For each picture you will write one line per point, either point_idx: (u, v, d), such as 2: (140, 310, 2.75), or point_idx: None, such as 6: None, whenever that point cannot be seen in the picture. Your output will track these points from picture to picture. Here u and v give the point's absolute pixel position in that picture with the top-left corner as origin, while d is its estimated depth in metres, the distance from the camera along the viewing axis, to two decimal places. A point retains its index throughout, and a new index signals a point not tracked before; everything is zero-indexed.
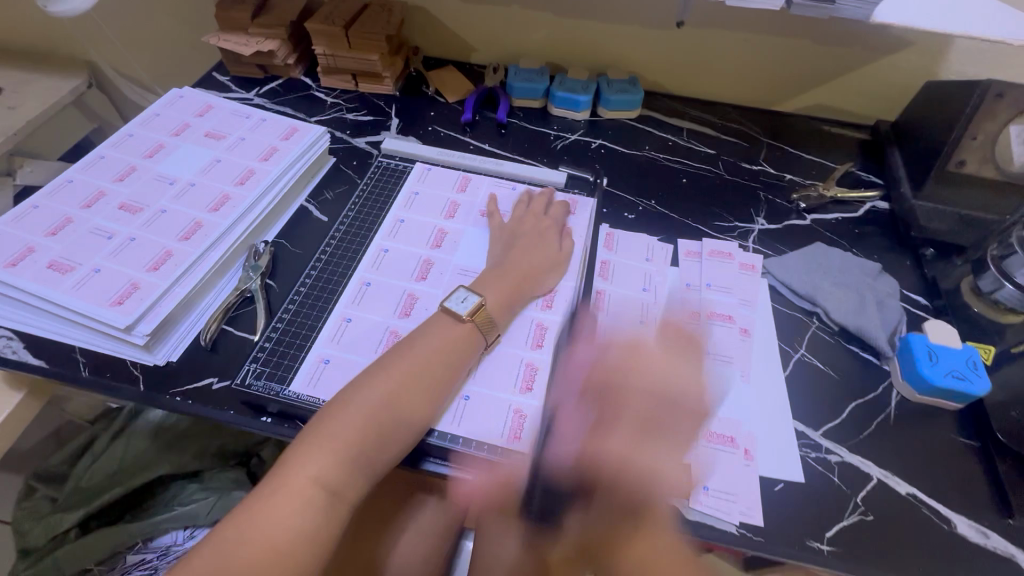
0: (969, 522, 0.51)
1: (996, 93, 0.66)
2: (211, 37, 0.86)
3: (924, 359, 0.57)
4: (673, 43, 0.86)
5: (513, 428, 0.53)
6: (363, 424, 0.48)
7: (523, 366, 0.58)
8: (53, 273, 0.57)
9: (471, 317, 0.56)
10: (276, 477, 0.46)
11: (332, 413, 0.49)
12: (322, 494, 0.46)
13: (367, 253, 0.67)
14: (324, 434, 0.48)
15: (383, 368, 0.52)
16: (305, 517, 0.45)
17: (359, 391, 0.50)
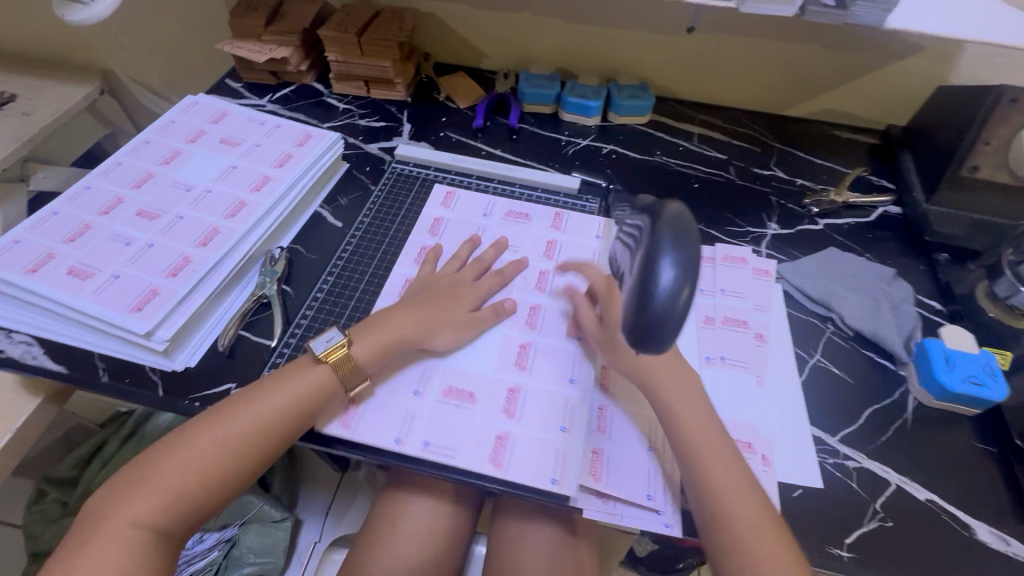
0: (990, 528, 0.51)
1: (1009, 99, 0.65)
2: (225, 44, 0.86)
3: (941, 365, 0.57)
4: (683, 49, 0.87)
5: (494, 454, 0.52)
6: (185, 471, 0.46)
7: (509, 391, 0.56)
8: (73, 279, 0.58)
9: (326, 356, 0.53)
10: (89, 525, 0.45)
11: (233, 408, 0.50)
12: (142, 501, 0.45)
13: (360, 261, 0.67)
14: (145, 480, 0.46)
15: (220, 410, 0.50)
16: (132, 514, 0.45)
17: (186, 437, 0.48)
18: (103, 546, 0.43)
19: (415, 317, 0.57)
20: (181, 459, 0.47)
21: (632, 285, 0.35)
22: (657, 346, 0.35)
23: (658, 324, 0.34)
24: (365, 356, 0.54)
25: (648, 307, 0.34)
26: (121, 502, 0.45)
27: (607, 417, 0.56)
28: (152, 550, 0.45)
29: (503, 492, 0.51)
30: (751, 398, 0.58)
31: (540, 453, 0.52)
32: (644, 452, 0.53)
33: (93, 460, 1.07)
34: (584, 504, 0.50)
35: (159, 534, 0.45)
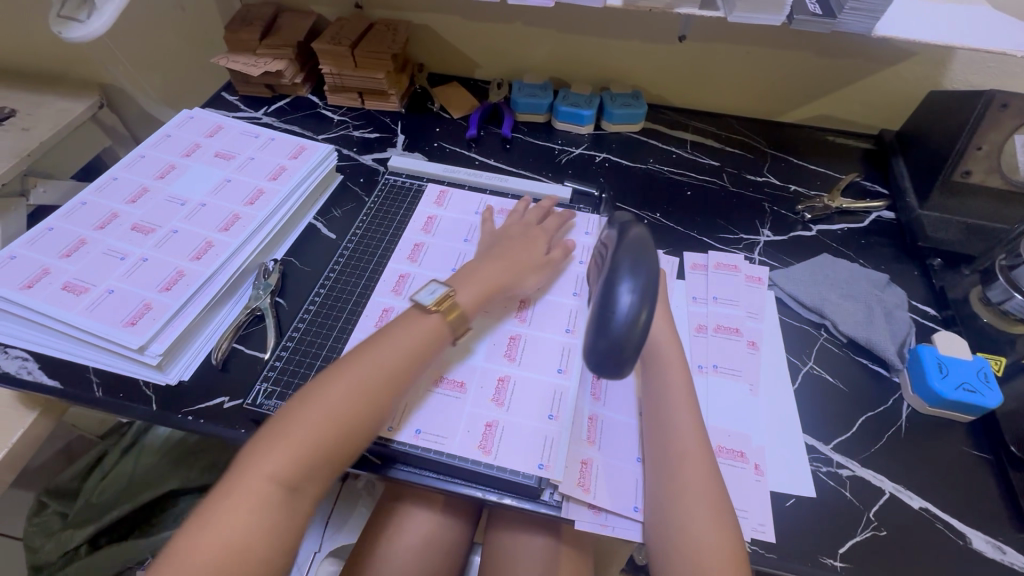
0: (985, 537, 0.50)
1: (999, 104, 0.66)
2: (221, 59, 0.87)
3: (935, 371, 0.57)
4: (675, 57, 0.87)
5: (482, 441, 0.52)
6: (322, 424, 0.47)
7: (496, 380, 0.56)
8: (68, 294, 0.58)
9: (433, 314, 0.55)
10: (230, 482, 0.44)
11: (355, 358, 0.51)
12: (282, 455, 0.45)
13: (356, 269, 0.68)
14: (283, 435, 0.46)
15: (345, 367, 0.51)
16: (271, 467, 0.44)
17: (318, 391, 0.49)
18: (244, 503, 0.43)
19: (502, 265, 0.61)
20: (316, 409, 0.47)
21: (596, 308, 0.40)
22: (615, 370, 0.39)
23: (618, 347, 0.38)
24: (470, 302, 0.57)
25: (609, 332, 0.38)
26: (263, 456, 0.45)
27: (598, 426, 0.55)
28: (287, 508, 0.44)
29: (495, 502, 0.52)
30: (744, 405, 0.58)
31: (529, 440, 0.52)
32: (635, 465, 0.53)
33: (93, 471, 1.07)
34: (575, 515, 0.50)
35: (295, 491, 0.45)
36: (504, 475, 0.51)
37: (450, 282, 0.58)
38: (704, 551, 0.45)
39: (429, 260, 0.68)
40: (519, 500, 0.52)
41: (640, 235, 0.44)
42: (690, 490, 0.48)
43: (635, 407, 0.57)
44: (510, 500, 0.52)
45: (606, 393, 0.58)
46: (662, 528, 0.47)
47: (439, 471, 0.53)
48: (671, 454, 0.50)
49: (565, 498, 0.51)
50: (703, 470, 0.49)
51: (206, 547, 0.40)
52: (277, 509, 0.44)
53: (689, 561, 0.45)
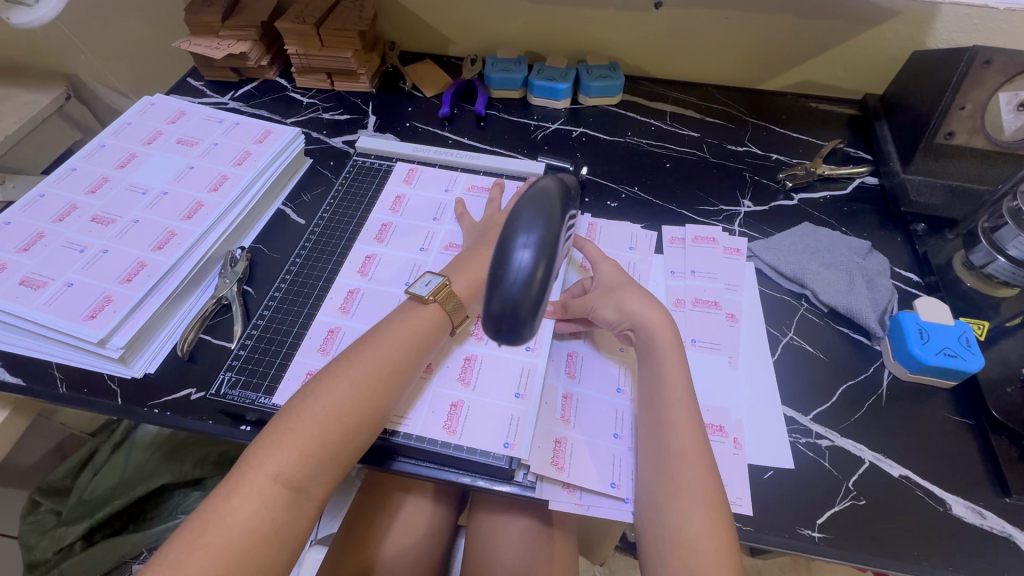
0: (965, 502, 0.50)
1: (983, 61, 0.63)
2: (182, 42, 0.84)
3: (915, 337, 0.56)
4: (652, 25, 0.84)
5: (447, 422, 0.52)
6: (326, 418, 0.46)
7: (463, 360, 0.56)
8: (26, 289, 0.57)
9: (435, 298, 0.54)
10: (232, 481, 0.43)
11: (357, 352, 0.50)
12: (285, 455, 0.44)
13: (335, 258, 0.65)
14: (287, 431, 0.45)
15: (347, 359, 0.50)
16: (274, 467, 0.43)
17: (322, 383, 0.48)
18: (246, 504, 0.42)
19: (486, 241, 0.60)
20: (320, 405, 0.46)
21: (491, 266, 0.38)
22: (512, 332, 0.37)
23: (514, 307, 0.36)
24: (465, 291, 0.56)
25: (505, 290, 0.36)
26: (265, 456, 0.44)
27: (572, 403, 0.54)
28: (291, 509, 0.43)
29: (469, 485, 0.51)
30: (723, 379, 0.57)
31: (495, 418, 0.52)
32: (612, 441, 0.52)
33: (84, 468, 1.07)
34: (549, 495, 0.50)
35: (299, 490, 0.44)
36: (475, 457, 0.50)
37: (445, 272, 0.58)
38: (701, 552, 0.43)
39: (398, 240, 0.67)
40: (493, 482, 0.51)
41: (548, 186, 0.41)
42: (686, 488, 0.45)
43: (610, 384, 0.56)
44: (483, 482, 0.51)
45: (580, 370, 0.57)
46: (652, 508, 0.46)
47: (414, 456, 0.52)
48: (666, 451, 0.47)
49: (539, 478, 0.50)
50: (698, 468, 0.46)
51: (206, 549, 0.39)
52: (281, 510, 0.43)
53: (684, 562, 0.43)
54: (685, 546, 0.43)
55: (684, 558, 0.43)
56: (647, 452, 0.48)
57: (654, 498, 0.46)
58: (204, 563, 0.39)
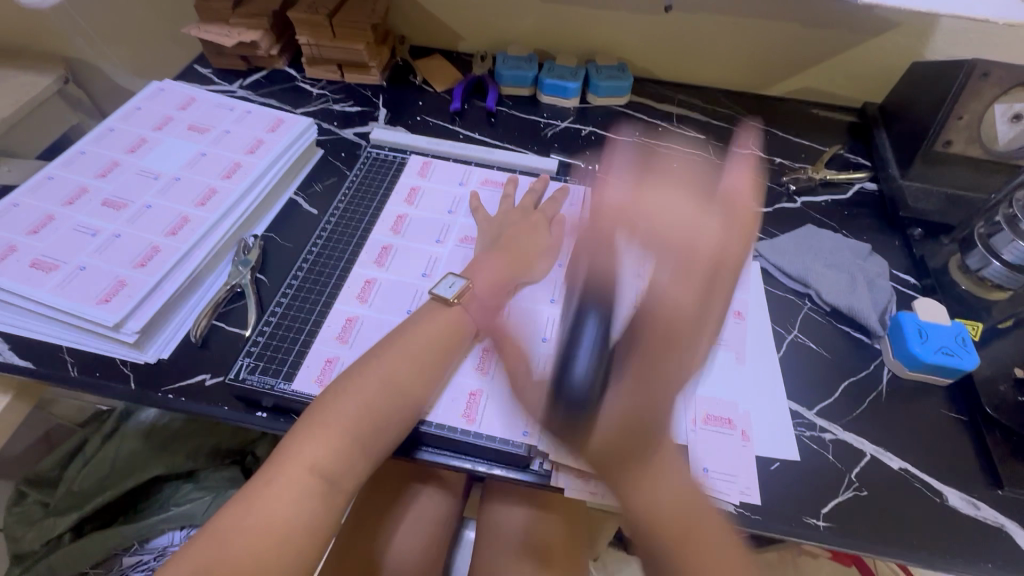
0: (960, 494, 0.52)
1: (981, 73, 0.66)
2: (192, 28, 0.84)
3: (914, 337, 0.58)
4: (660, 28, 0.86)
5: (467, 410, 0.53)
6: (359, 411, 0.48)
7: (480, 352, 0.58)
8: (36, 271, 0.56)
9: (459, 300, 0.57)
10: (270, 469, 0.45)
11: (382, 351, 0.52)
12: (320, 447, 0.45)
13: (352, 249, 0.66)
14: (323, 423, 0.47)
15: (376, 356, 0.52)
16: (311, 457, 0.45)
17: (354, 379, 0.50)
18: (284, 494, 0.43)
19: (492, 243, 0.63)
20: (349, 400, 0.48)
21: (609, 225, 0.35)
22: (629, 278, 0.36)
23: None
24: (485, 291, 0.59)
25: None
26: (299, 448, 0.45)
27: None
28: (327, 497, 0.45)
29: (484, 473, 0.52)
30: (731, 374, 0.59)
31: (514, 408, 0.54)
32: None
33: (73, 458, 1.05)
34: (565, 482, 0.51)
35: (333, 482, 0.45)
36: (495, 445, 0.52)
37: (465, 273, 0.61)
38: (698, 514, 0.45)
39: (414, 231, 0.67)
40: (510, 471, 0.52)
41: None
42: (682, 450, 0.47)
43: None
44: (499, 471, 0.52)
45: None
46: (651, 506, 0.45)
47: (430, 443, 0.53)
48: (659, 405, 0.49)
49: (556, 466, 0.52)
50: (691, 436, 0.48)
51: (247, 533, 0.41)
52: (317, 500, 0.44)
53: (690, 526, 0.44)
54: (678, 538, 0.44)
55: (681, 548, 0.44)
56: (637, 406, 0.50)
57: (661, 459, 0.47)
58: (250, 546, 0.41)
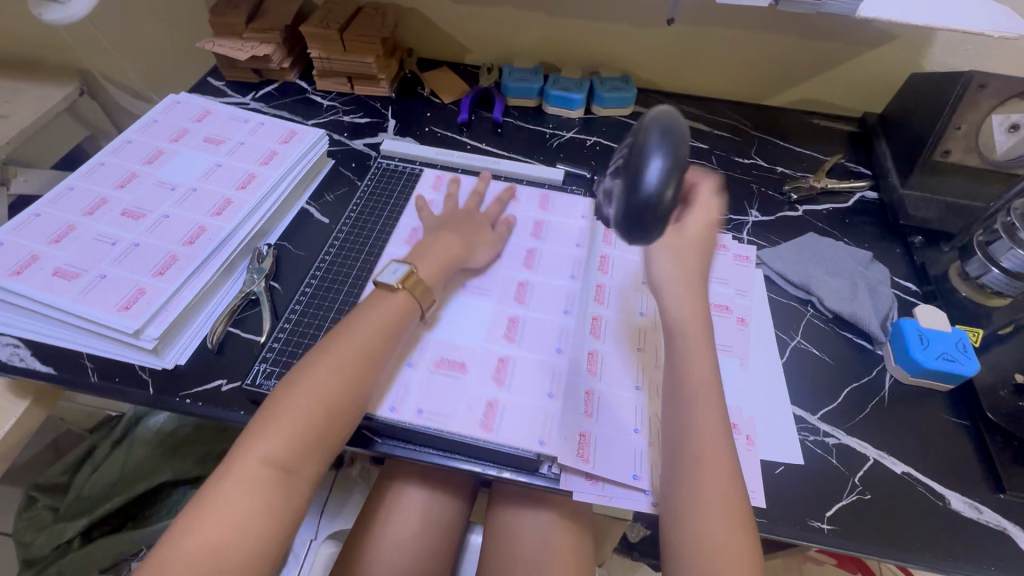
0: (962, 498, 0.53)
1: (978, 85, 0.68)
2: (206, 43, 0.86)
3: (916, 343, 0.59)
4: (663, 41, 0.88)
5: (480, 417, 0.54)
6: (309, 402, 0.48)
7: (494, 359, 0.58)
8: (58, 279, 0.58)
9: (403, 285, 0.57)
10: (223, 469, 0.45)
11: (328, 342, 0.53)
12: (273, 439, 0.46)
13: (365, 257, 0.68)
14: (271, 417, 0.47)
15: (325, 347, 0.52)
16: (262, 451, 0.45)
17: (303, 372, 0.50)
18: (240, 487, 0.44)
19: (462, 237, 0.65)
20: (298, 393, 0.48)
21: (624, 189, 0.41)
22: (645, 234, 0.42)
23: (645, 209, 0.40)
24: (430, 274, 0.60)
25: (636, 191, 0.40)
26: (251, 443, 0.46)
27: (594, 399, 0.57)
28: (283, 490, 0.45)
29: (495, 476, 0.53)
30: (736, 380, 0.60)
31: (526, 414, 0.55)
32: (633, 436, 0.55)
33: (83, 465, 1.06)
34: (573, 487, 0.52)
35: (290, 471, 0.45)
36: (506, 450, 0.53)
37: (409, 260, 0.62)
38: (720, 514, 0.45)
39: None
40: (518, 473, 0.53)
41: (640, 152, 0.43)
42: (703, 445, 0.47)
43: (633, 380, 0.59)
44: (509, 474, 0.53)
45: (602, 368, 0.59)
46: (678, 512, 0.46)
47: (442, 448, 0.54)
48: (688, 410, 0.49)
49: (565, 471, 0.53)
50: (718, 431, 0.48)
51: (204, 532, 0.41)
52: (274, 490, 0.44)
53: (706, 522, 0.44)
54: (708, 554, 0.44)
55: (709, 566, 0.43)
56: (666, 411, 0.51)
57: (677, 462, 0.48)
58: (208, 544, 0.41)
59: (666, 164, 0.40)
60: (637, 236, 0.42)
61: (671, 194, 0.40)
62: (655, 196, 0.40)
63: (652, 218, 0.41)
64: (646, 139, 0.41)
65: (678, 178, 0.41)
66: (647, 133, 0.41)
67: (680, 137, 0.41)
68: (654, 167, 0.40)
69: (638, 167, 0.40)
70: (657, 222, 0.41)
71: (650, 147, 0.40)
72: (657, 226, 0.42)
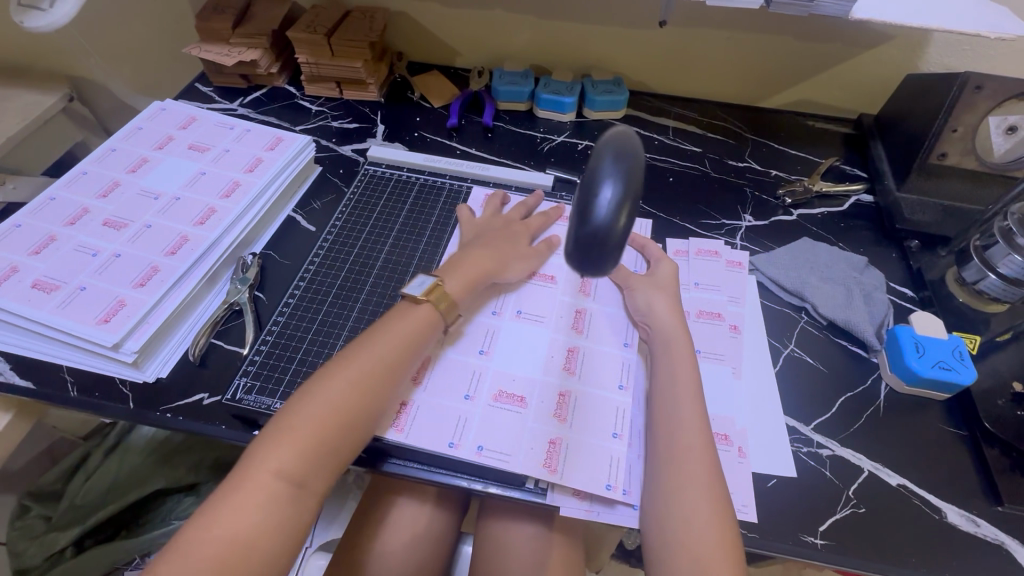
0: (960, 511, 0.52)
1: (974, 86, 0.66)
2: (192, 48, 0.85)
3: (911, 351, 0.58)
4: (655, 43, 0.87)
5: (458, 434, 0.54)
6: (324, 417, 0.48)
7: (472, 373, 0.58)
8: (38, 292, 0.57)
9: (428, 298, 0.57)
10: (234, 477, 0.45)
11: (350, 353, 0.52)
12: (286, 452, 0.46)
13: (351, 261, 0.67)
14: (284, 429, 0.47)
15: (344, 359, 0.52)
16: (274, 463, 0.45)
17: (318, 384, 0.50)
18: (250, 499, 0.44)
19: (488, 250, 0.63)
20: (316, 405, 0.48)
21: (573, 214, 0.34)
22: (596, 271, 0.34)
23: (598, 241, 0.33)
24: (457, 290, 0.59)
25: (586, 222, 0.33)
26: (266, 454, 0.46)
27: (569, 401, 0.57)
28: (292, 502, 0.45)
29: (481, 491, 0.53)
30: (726, 389, 0.59)
31: (504, 424, 0.55)
32: (612, 441, 0.54)
33: (75, 473, 1.05)
34: (561, 502, 0.52)
35: (300, 485, 0.46)
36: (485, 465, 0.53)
37: (438, 273, 0.61)
38: (704, 546, 0.46)
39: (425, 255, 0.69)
40: (506, 489, 0.53)
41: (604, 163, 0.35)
42: (691, 479, 0.48)
43: (613, 381, 0.59)
44: (495, 489, 0.53)
45: (580, 367, 0.59)
46: (661, 521, 0.48)
47: (424, 462, 0.54)
48: (677, 445, 0.50)
49: (550, 487, 0.53)
50: (704, 463, 0.49)
51: (212, 542, 0.42)
52: (283, 503, 0.45)
53: (689, 554, 0.46)
54: (692, 553, 0.46)
55: (690, 559, 0.45)
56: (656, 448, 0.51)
57: (663, 492, 0.49)
58: (213, 554, 0.41)
59: (619, 192, 0.32)
60: (592, 268, 0.34)
61: (626, 223, 0.33)
62: (607, 228, 0.32)
63: (605, 252, 0.33)
64: (598, 164, 0.33)
65: (636, 207, 0.33)
66: (599, 159, 0.33)
67: (636, 163, 0.33)
68: (606, 195, 0.32)
69: (588, 196, 0.33)
70: (613, 255, 0.33)
71: (602, 173, 0.33)
72: (614, 258, 0.34)
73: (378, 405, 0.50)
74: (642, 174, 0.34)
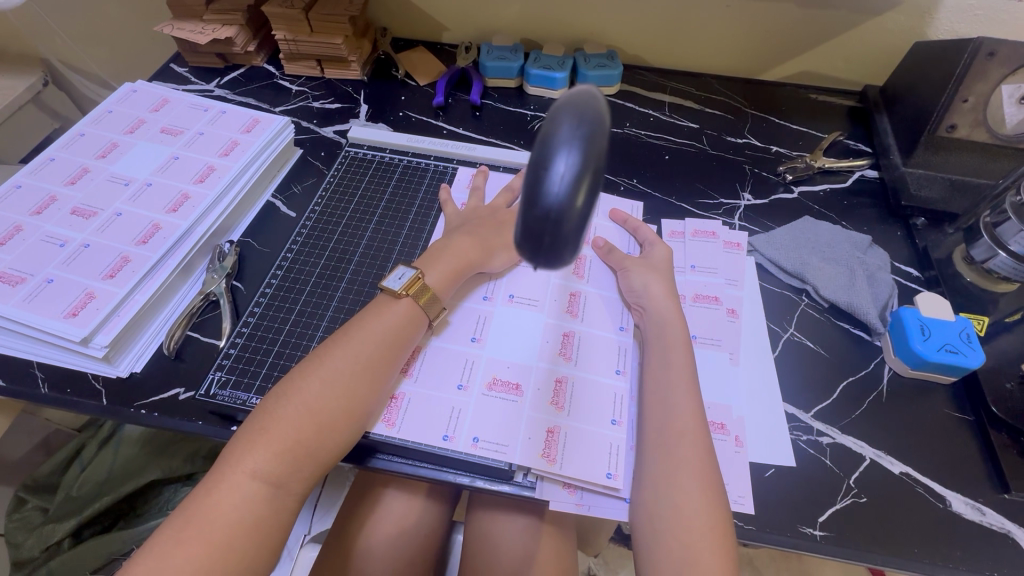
0: (964, 498, 0.50)
1: (987, 52, 0.63)
2: (164, 25, 0.80)
3: (916, 334, 0.55)
4: (650, 13, 0.82)
5: (450, 426, 0.52)
6: (301, 415, 0.46)
7: (467, 362, 0.56)
8: (3, 286, 0.54)
9: (408, 292, 0.54)
10: (210, 479, 0.44)
11: (328, 350, 0.50)
12: (262, 451, 0.44)
13: (334, 248, 0.65)
14: (261, 430, 0.45)
15: (322, 355, 0.50)
16: (251, 464, 0.44)
17: (295, 382, 0.48)
18: (226, 500, 0.42)
19: (473, 238, 0.61)
20: (294, 402, 0.46)
21: (524, 192, 0.29)
22: (553, 258, 0.29)
23: (555, 224, 0.28)
24: (435, 281, 0.57)
25: (539, 202, 0.28)
26: (242, 454, 0.44)
27: (566, 388, 0.55)
28: (271, 503, 0.43)
29: (468, 485, 0.51)
30: (723, 375, 0.56)
31: (494, 414, 0.53)
32: (611, 429, 0.52)
33: (70, 465, 1.02)
34: (550, 495, 0.50)
35: (278, 486, 0.44)
36: (474, 459, 0.50)
37: (419, 264, 0.58)
38: (694, 533, 0.44)
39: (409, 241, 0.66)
40: (492, 482, 0.51)
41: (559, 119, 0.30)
42: (681, 466, 0.46)
43: (610, 367, 0.56)
44: (482, 483, 0.51)
45: (577, 353, 0.57)
46: (650, 509, 0.46)
47: (408, 457, 0.52)
48: (667, 431, 0.48)
49: (540, 478, 0.51)
50: (696, 449, 0.47)
51: (187, 545, 0.40)
52: (261, 504, 0.43)
53: (679, 542, 0.44)
54: (683, 541, 0.44)
55: (680, 548, 0.44)
56: (646, 431, 0.49)
57: (652, 477, 0.47)
58: (189, 557, 0.39)
59: (578, 161, 0.27)
60: (547, 258, 0.29)
61: (586, 201, 0.28)
62: (563, 206, 0.27)
63: (560, 236, 0.28)
64: (553, 127, 0.28)
65: (597, 182, 0.29)
66: (554, 121, 0.29)
67: (597, 127, 0.29)
68: (561, 166, 0.27)
69: (541, 167, 0.28)
70: (569, 241, 0.29)
71: (558, 139, 0.28)
72: (572, 244, 0.29)
73: (360, 401, 0.48)
74: (605, 140, 0.29)
